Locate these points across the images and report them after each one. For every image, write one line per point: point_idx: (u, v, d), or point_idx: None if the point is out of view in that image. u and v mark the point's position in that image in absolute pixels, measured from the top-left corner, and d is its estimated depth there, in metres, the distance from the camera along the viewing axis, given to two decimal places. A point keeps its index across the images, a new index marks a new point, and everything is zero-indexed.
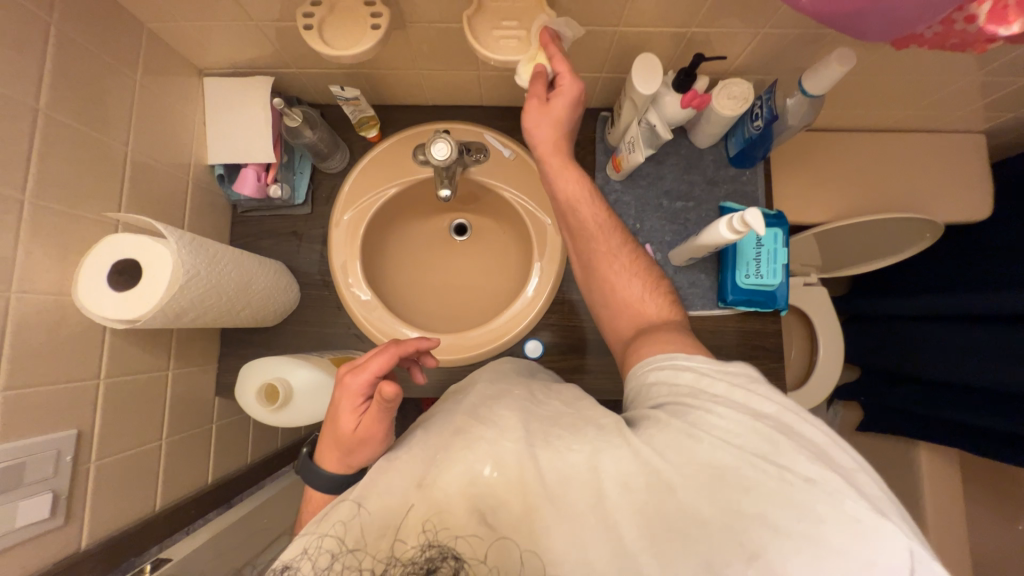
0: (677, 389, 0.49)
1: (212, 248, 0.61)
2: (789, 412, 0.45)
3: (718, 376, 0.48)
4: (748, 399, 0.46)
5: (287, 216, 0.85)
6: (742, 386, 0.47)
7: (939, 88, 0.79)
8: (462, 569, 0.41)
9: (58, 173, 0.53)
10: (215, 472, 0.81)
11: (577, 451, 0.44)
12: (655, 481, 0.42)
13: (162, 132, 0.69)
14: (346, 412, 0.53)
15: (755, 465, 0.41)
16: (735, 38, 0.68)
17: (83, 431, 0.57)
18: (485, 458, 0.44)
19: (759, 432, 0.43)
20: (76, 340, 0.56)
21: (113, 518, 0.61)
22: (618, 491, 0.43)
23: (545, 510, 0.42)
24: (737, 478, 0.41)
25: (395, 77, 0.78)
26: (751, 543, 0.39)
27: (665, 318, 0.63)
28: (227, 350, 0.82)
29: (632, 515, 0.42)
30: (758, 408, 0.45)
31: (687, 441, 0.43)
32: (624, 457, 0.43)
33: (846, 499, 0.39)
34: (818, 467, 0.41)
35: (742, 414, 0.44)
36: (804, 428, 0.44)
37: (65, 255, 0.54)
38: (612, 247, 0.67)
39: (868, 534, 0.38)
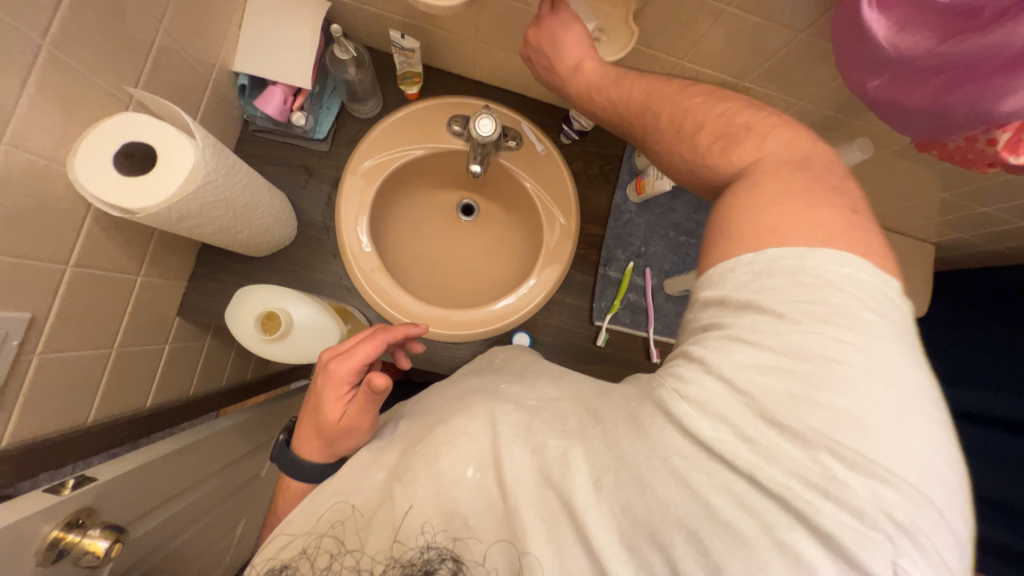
0: (695, 342, 0.40)
1: (232, 159, 0.56)
2: (819, 387, 0.33)
3: (746, 319, 0.37)
4: (765, 365, 0.35)
5: (302, 148, 0.80)
6: (769, 346, 0.35)
7: (918, 196, 0.90)
8: (460, 570, 0.43)
9: (85, 28, 0.48)
10: (153, 397, 0.74)
11: (554, 446, 0.43)
12: (625, 473, 0.39)
13: (199, 22, 0.63)
14: (331, 401, 0.52)
15: (725, 457, 0.35)
16: (775, 103, 0.74)
17: (36, 319, 0.50)
18: (468, 458, 0.46)
19: (746, 413, 0.35)
20: (57, 216, 0.49)
21: (41, 420, 0.54)
22: (590, 490, 0.40)
23: (527, 510, 0.42)
24: (710, 474, 0.36)
25: (453, 42, 0.77)
26: (711, 548, 0.35)
27: (773, 159, 0.43)
28: (202, 270, 0.76)
29: (608, 507, 0.39)
30: (772, 378, 0.35)
31: (662, 427, 0.38)
32: (600, 452, 0.41)
33: (827, 511, 0.32)
34: (804, 468, 0.33)
35: (738, 390, 0.36)
36: (821, 409, 0.33)
37: (69, 119, 0.48)
38: (674, 101, 0.51)
39: (848, 551, 0.31)
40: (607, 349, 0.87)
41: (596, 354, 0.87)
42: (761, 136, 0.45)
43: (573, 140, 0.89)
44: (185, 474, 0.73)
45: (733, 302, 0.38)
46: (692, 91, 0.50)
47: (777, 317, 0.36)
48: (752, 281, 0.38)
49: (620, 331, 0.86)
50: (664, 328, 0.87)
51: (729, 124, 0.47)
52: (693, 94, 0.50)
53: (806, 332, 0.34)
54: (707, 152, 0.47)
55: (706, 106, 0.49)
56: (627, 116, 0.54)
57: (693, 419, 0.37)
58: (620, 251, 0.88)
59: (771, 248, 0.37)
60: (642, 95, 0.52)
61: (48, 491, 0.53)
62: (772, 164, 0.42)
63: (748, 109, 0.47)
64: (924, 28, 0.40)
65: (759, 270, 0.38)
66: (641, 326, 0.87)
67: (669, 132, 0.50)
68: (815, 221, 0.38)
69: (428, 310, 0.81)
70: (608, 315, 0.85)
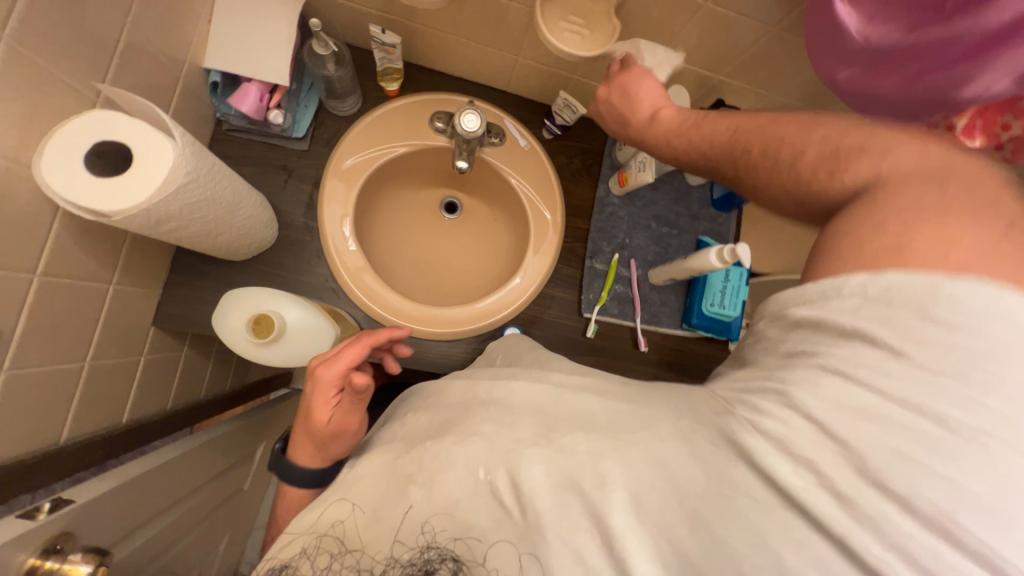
0: (782, 370, 0.36)
1: (213, 159, 0.54)
2: (932, 445, 0.29)
3: (848, 352, 0.32)
4: (871, 415, 0.31)
5: (279, 147, 0.78)
6: (874, 391, 0.31)
7: None
8: (461, 570, 0.40)
9: (46, 21, 0.45)
10: (130, 412, 0.70)
11: (583, 453, 0.39)
12: (675, 500, 0.35)
13: (166, 16, 0.60)
14: (317, 406, 0.50)
15: (808, 509, 0.31)
16: (748, 96, 0.77)
17: (2, 332, 0.47)
18: (479, 460, 0.42)
19: (836, 462, 0.31)
20: (20, 222, 0.46)
21: (11, 441, 0.50)
22: (629, 508, 0.36)
23: (551, 515, 0.38)
24: (783, 522, 0.32)
25: (434, 38, 0.76)
26: None
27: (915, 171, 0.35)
28: (177, 277, 0.72)
29: (647, 534, 0.35)
30: (875, 428, 0.30)
31: (729, 458, 0.35)
32: (642, 468, 0.37)
33: None
34: (899, 531, 0.29)
35: (835, 438, 0.32)
36: (933, 471, 0.29)
37: (32, 118, 0.45)
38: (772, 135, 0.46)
39: None
40: (596, 340, 0.89)
41: (585, 345, 0.88)
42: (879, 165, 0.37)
43: (555, 135, 0.90)
44: (164, 491, 0.69)
45: (827, 326, 0.34)
46: (788, 120, 0.46)
47: (888, 358, 0.31)
48: (863, 310, 0.33)
49: (609, 322, 0.87)
50: (650, 317, 0.90)
51: (832, 149, 0.41)
52: (787, 125, 0.45)
53: (920, 372, 0.30)
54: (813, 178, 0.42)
55: (804, 138, 0.43)
56: (711, 156, 0.52)
57: (764, 454, 0.34)
58: (605, 243, 0.90)
59: (891, 275, 0.32)
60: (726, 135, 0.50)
61: (22, 516, 0.49)
62: (900, 179, 0.36)
63: (855, 128, 0.41)
64: (892, 22, 0.44)
65: (871, 295, 0.33)
66: (628, 316, 0.89)
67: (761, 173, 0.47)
68: (955, 241, 0.31)
69: (418, 310, 0.81)
70: (596, 306, 0.87)
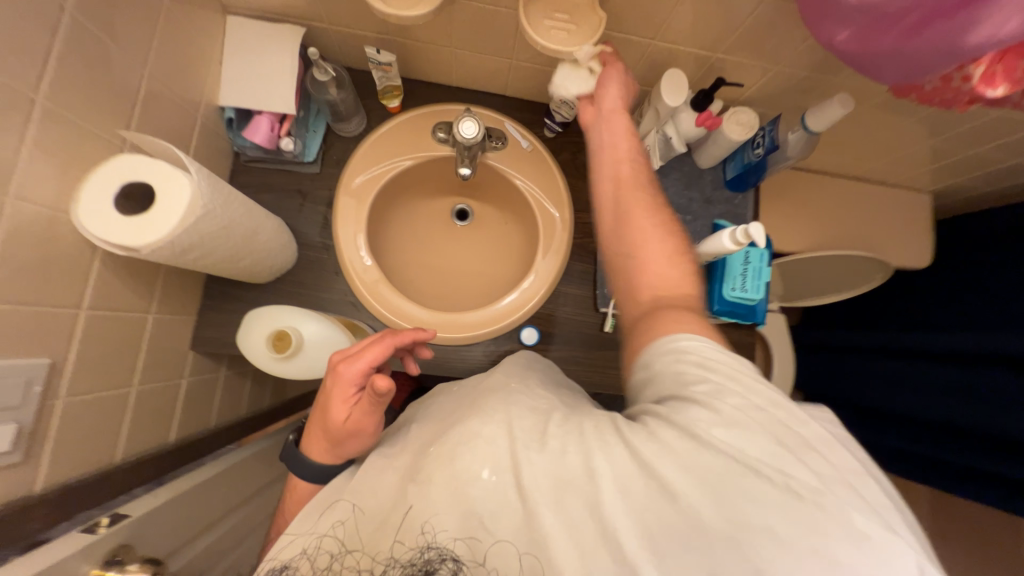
0: (679, 387, 0.44)
1: (228, 190, 0.58)
2: (788, 419, 0.42)
3: (711, 372, 0.45)
4: (755, 404, 0.43)
5: (293, 173, 0.82)
6: (746, 389, 0.43)
7: (902, 146, 0.91)
8: (461, 570, 0.40)
9: (73, 80, 0.49)
10: (177, 431, 0.75)
11: (573, 454, 0.42)
12: (654, 487, 0.40)
13: (179, 61, 0.65)
14: (336, 402, 0.51)
15: (762, 475, 0.39)
16: (751, 71, 0.74)
17: (56, 363, 0.52)
18: (484, 459, 0.44)
19: (757, 436, 0.40)
20: (65, 263, 0.51)
21: (71, 464, 0.55)
22: (616, 497, 0.40)
23: (547, 511, 0.40)
24: (747, 488, 0.38)
25: (428, 51, 0.78)
26: (759, 557, 0.36)
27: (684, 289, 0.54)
28: (210, 302, 0.77)
29: (631, 521, 0.39)
30: (757, 412, 0.42)
31: (690, 444, 0.40)
32: (623, 461, 0.41)
33: (853, 512, 0.37)
34: (811, 476, 0.39)
35: (749, 420, 0.41)
36: (798, 433, 0.42)
37: (68, 169, 0.50)
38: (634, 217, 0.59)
39: (875, 545, 0.36)
40: (615, 334, 0.87)
41: (604, 339, 0.87)
42: (681, 273, 0.55)
43: (557, 133, 0.90)
44: (212, 505, 0.73)
45: (691, 357, 0.46)
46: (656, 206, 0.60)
47: (738, 372, 0.45)
48: (707, 348, 0.47)
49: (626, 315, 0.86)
50: None
51: (656, 252, 0.57)
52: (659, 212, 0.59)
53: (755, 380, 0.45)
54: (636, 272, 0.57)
55: (667, 227, 0.58)
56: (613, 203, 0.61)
57: (715, 440, 0.40)
58: None
59: (693, 339, 0.47)
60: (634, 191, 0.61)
61: (85, 531, 0.54)
62: (678, 295, 0.53)
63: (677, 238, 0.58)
64: None
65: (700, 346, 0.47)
66: None
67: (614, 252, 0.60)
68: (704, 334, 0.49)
69: (436, 318, 0.82)
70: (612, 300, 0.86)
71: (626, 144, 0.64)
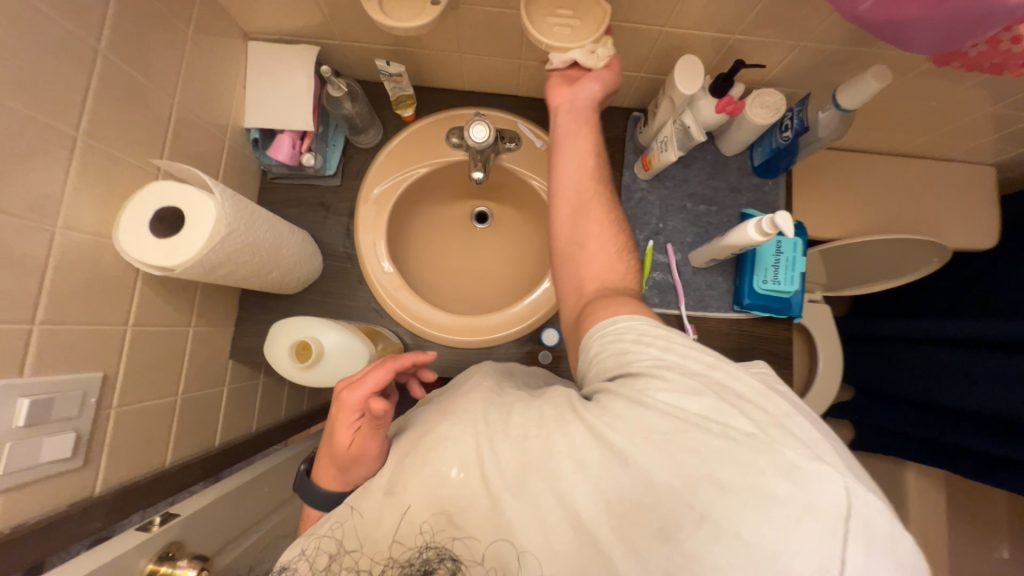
0: (620, 363, 0.49)
1: (251, 208, 0.61)
2: (719, 374, 0.46)
3: (645, 345, 0.49)
4: (687, 366, 0.46)
5: (316, 187, 0.86)
6: (679, 354, 0.47)
7: (957, 116, 0.83)
8: (458, 570, 0.45)
9: (110, 116, 0.54)
10: (222, 435, 0.80)
11: (534, 438, 0.47)
12: (607, 453, 0.44)
13: (206, 89, 0.69)
14: (340, 428, 0.54)
15: (697, 427, 0.42)
16: (774, 49, 0.69)
17: (107, 377, 0.56)
18: (452, 459, 0.48)
19: (690, 395, 0.44)
20: (112, 284, 0.56)
21: (126, 468, 0.60)
22: (573, 469, 0.45)
23: (508, 500, 0.45)
24: (686, 442, 0.42)
25: (438, 58, 0.79)
26: (701, 502, 0.41)
27: (621, 280, 0.60)
28: (246, 314, 0.82)
29: (591, 489, 0.44)
30: (690, 373, 0.46)
31: (632, 410, 0.44)
32: (580, 436, 0.45)
33: (782, 447, 0.40)
34: (741, 421, 0.42)
35: (683, 381, 0.45)
36: (728, 387, 0.45)
37: (109, 198, 0.54)
38: (589, 218, 0.64)
39: (804, 475, 0.39)
40: None
41: None
42: (625, 266, 0.62)
43: None
44: (257, 505, 0.78)
45: (627, 334, 0.51)
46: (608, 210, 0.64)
47: (670, 340, 0.49)
48: (641, 325, 0.51)
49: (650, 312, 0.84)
50: (696, 302, 0.85)
51: (601, 246, 0.62)
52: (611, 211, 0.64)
53: (688, 343, 0.48)
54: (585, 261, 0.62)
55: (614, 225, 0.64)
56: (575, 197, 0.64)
57: (656, 402, 0.44)
58: (637, 231, 0.86)
59: (625, 319, 0.52)
60: (594, 192, 0.65)
61: (140, 529, 0.59)
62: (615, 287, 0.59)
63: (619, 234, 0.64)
64: None
65: (633, 323, 0.51)
66: (672, 305, 0.84)
67: (566, 246, 0.65)
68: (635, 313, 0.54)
69: (457, 321, 0.83)
70: None
71: (589, 137, 0.66)
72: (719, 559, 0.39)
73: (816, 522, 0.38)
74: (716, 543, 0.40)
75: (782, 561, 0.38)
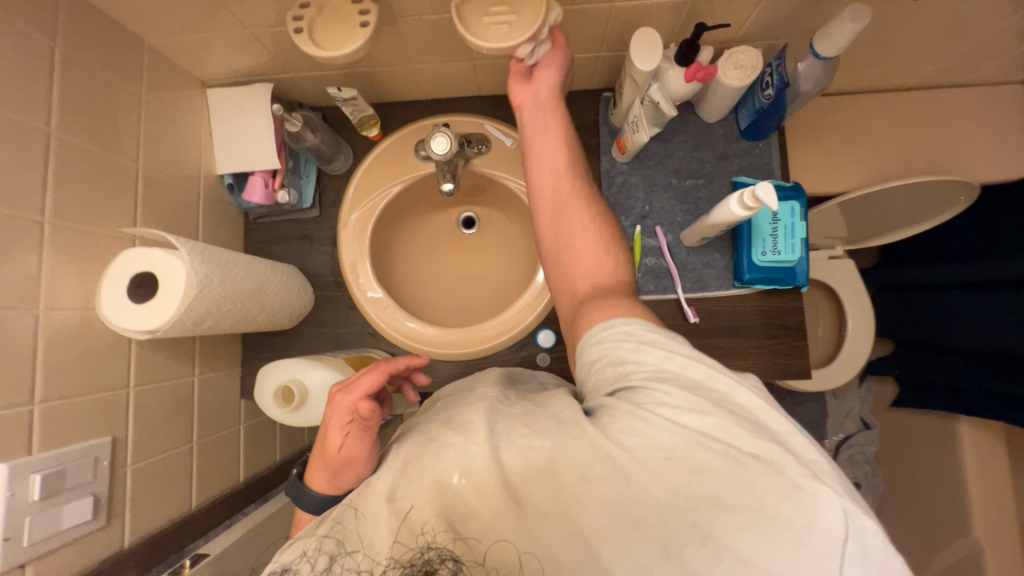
0: (621, 378, 0.47)
1: (223, 258, 0.62)
2: (723, 391, 0.44)
3: (649, 356, 0.46)
4: (690, 382, 0.44)
5: (297, 220, 0.87)
6: (683, 369, 0.45)
7: (965, 38, 0.74)
8: (461, 570, 0.44)
9: (76, 193, 0.56)
10: (245, 470, 0.84)
11: (539, 447, 0.45)
12: (612, 470, 0.43)
13: (170, 146, 0.70)
14: (331, 430, 0.54)
15: (703, 447, 0.41)
16: (739, 4, 0.63)
17: (117, 439, 0.60)
18: (455, 465, 0.46)
19: (696, 415, 0.42)
20: (106, 352, 0.58)
21: (152, 518, 0.64)
22: (578, 483, 0.43)
23: (513, 512, 0.44)
24: (691, 462, 0.41)
25: (391, 73, 0.77)
26: (705, 521, 0.40)
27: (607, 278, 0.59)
28: (249, 353, 0.84)
29: (595, 506, 0.43)
30: (694, 389, 0.44)
31: (637, 429, 0.42)
32: (586, 451, 0.43)
33: (787, 468, 0.40)
34: (748, 441, 0.41)
35: (690, 398, 0.43)
36: (732, 404, 0.43)
37: (87, 271, 0.57)
38: (571, 220, 0.62)
39: (806, 497, 0.39)
40: None
41: None
42: (613, 265, 0.60)
43: None
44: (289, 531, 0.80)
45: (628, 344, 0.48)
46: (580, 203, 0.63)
47: (673, 354, 0.46)
48: (642, 334, 0.48)
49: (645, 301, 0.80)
50: (694, 283, 0.81)
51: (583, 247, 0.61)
52: (593, 212, 0.63)
53: (690, 357, 0.46)
54: (569, 261, 0.62)
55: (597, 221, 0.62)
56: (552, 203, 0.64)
57: (663, 421, 0.42)
58: (623, 218, 0.82)
59: (619, 320, 0.50)
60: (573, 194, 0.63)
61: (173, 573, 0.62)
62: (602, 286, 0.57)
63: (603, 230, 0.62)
64: None
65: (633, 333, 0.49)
66: (668, 290, 0.81)
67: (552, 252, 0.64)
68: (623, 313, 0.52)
69: (451, 335, 0.83)
70: None
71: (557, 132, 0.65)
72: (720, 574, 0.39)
73: (814, 539, 0.38)
74: (720, 562, 0.39)
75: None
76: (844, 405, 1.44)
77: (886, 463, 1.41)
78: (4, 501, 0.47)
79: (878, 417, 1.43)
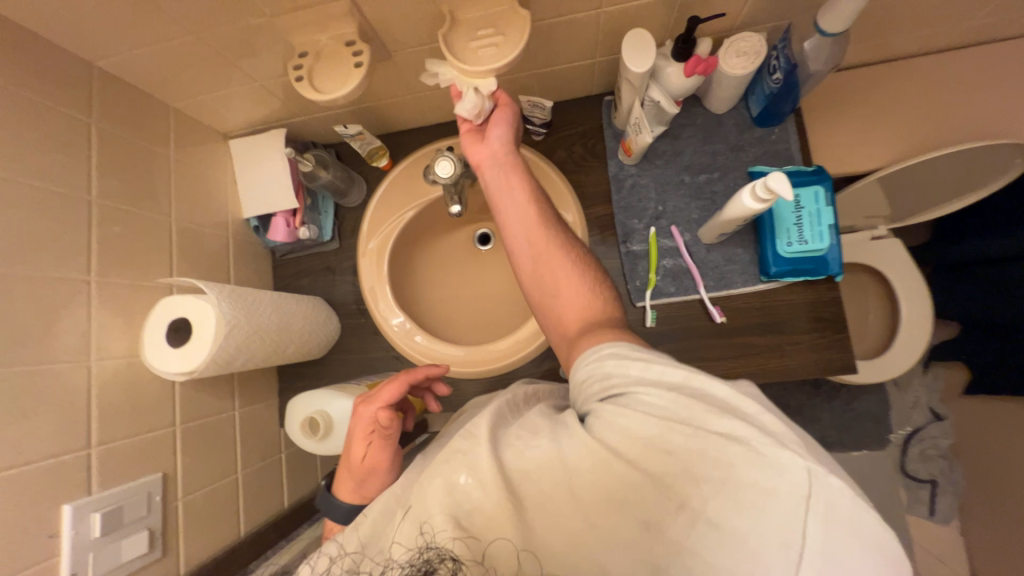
0: (603, 390, 0.47)
1: (248, 296, 0.66)
2: (699, 382, 0.43)
3: (627, 365, 0.46)
4: (666, 379, 0.44)
5: (320, 253, 0.91)
6: (660, 369, 0.44)
7: None
8: (459, 569, 0.40)
9: (118, 250, 0.61)
10: (289, 496, 0.87)
11: (535, 446, 0.44)
12: (598, 457, 0.42)
13: (198, 197, 0.76)
14: (354, 440, 0.57)
15: (675, 430, 0.40)
16: None
17: (167, 475, 0.64)
18: (459, 464, 0.44)
19: (671, 407, 0.41)
20: (152, 394, 0.63)
21: (204, 547, 0.68)
22: (582, 482, 0.42)
23: (517, 512, 0.42)
24: (665, 444, 0.40)
25: (394, 105, 0.80)
26: (683, 497, 0.39)
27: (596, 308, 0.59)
28: (285, 383, 0.89)
29: (592, 499, 0.41)
30: (671, 386, 0.43)
31: (613, 423, 0.42)
32: (575, 445, 0.43)
33: (749, 438, 0.38)
34: (716, 420, 0.39)
35: (665, 395, 0.42)
36: (706, 392, 0.42)
37: (130, 321, 0.62)
38: (550, 259, 0.62)
39: (770, 463, 0.37)
40: (661, 326, 0.79)
41: (650, 335, 0.79)
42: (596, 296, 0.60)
43: (545, 133, 0.85)
44: None
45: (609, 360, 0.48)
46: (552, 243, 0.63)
47: (648, 358, 0.46)
48: (621, 347, 0.48)
49: (666, 304, 0.78)
50: (718, 281, 0.77)
51: (566, 284, 0.61)
52: (569, 248, 0.63)
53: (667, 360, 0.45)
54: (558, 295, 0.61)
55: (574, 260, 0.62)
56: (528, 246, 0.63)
57: (635, 413, 0.42)
58: (637, 221, 0.80)
59: (605, 344, 0.50)
60: (547, 236, 0.63)
61: None
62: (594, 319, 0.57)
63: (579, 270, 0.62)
64: None
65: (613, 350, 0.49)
66: (690, 290, 0.77)
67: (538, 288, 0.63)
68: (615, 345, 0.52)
69: (473, 353, 0.83)
70: (647, 292, 0.78)
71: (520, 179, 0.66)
72: (700, 549, 0.38)
73: (781, 505, 0.36)
74: (697, 533, 0.38)
75: (751, 546, 0.36)
76: (909, 395, 1.32)
77: (964, 456, 1.27)
78: (69, 539, 0.52)
79: (950, 406, 1.30)
